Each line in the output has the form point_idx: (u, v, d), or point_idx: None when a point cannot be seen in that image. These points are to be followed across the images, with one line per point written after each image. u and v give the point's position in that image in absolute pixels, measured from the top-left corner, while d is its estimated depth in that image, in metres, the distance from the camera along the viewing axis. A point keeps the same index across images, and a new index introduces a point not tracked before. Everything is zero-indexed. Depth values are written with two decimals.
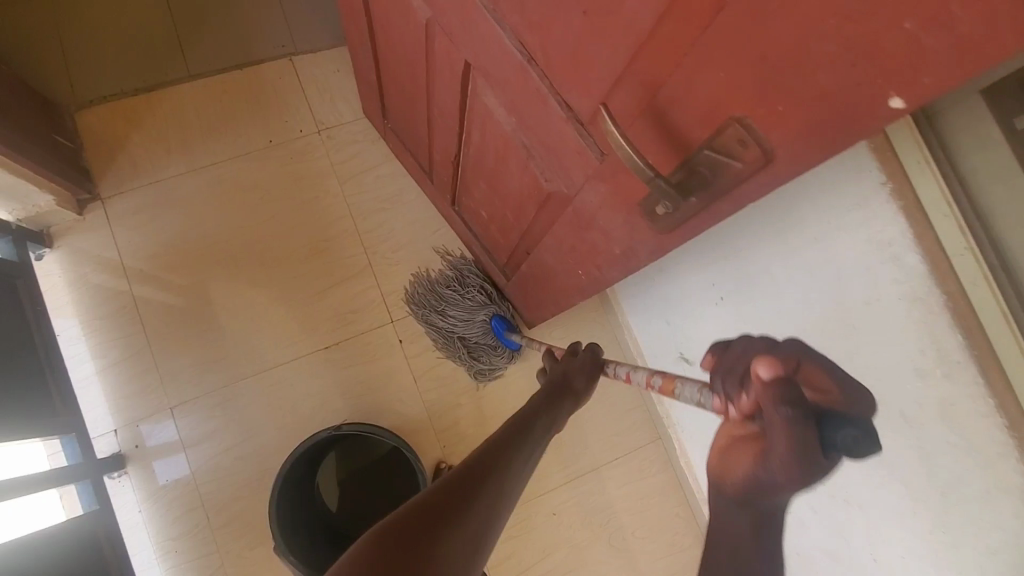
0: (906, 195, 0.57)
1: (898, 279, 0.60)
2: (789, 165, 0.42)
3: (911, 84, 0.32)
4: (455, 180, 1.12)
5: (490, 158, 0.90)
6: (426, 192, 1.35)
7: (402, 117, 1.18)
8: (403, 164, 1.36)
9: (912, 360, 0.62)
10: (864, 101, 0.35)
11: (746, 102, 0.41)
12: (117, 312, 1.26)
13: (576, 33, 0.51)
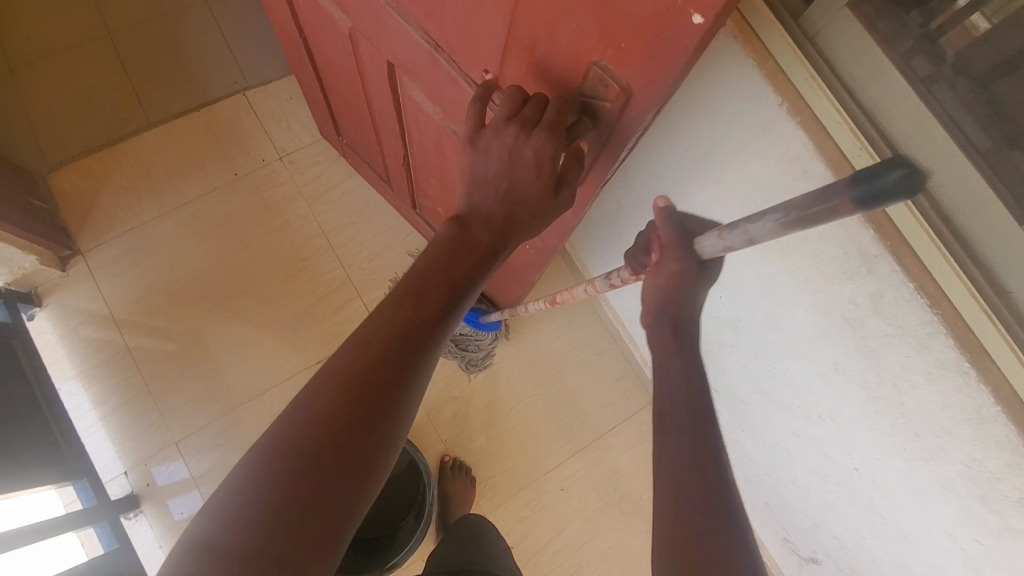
0: (802, 111, 0.61)
1: (813, 189, 0.64)
2: (644, 96, 0.51)
3: (702, 0, 0.39)
4: (409, 183, 1.18)
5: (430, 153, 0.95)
6: (390, 202, 1.40)
7: (351, 131, 1.24)
8: (364, 177, 1.41)
9: (840, 263, 0.66)
10: (675, 22, 0.42)
11: (598, 47, 0.49)
12: (112, 358, 1.30)
13: (463, 13, 0.58)
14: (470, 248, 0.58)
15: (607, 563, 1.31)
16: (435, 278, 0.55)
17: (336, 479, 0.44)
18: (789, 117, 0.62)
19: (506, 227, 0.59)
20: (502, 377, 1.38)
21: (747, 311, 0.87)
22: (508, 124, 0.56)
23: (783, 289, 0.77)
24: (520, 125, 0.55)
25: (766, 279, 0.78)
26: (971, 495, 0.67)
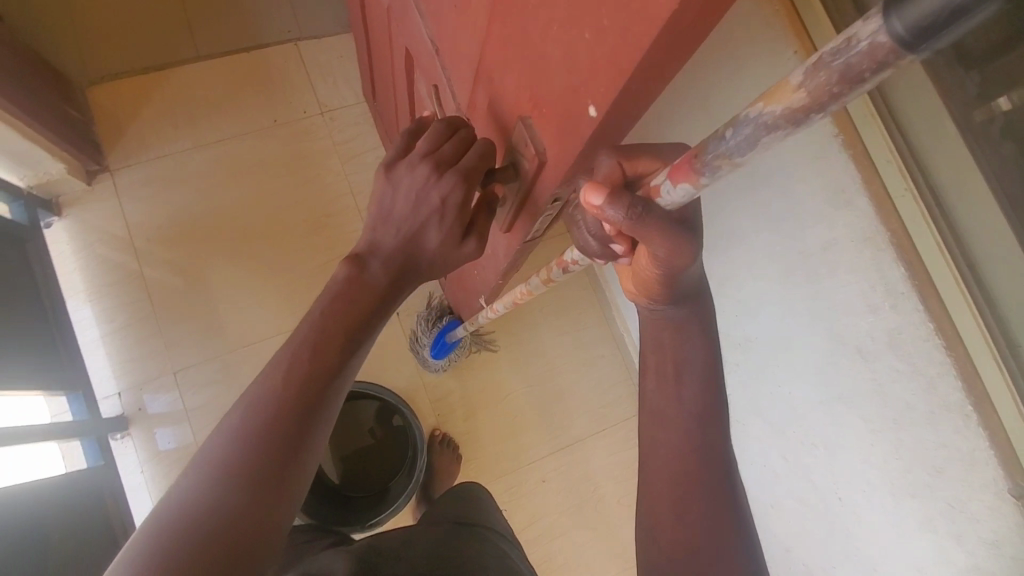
0: (855, 145, 0.64)
1: (852, 222, 0.67)
2: (555, 162, 0.54)
3: (599, 95, 0.42)
4: None
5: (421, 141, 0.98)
6: None
7: (383, 103, 1.27)
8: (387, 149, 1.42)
9: (865, 295, 0.69)
10: (580, 105, 0.45)
11: (534, 104, 0.52)
12: (123, 279, 1.30)
13: (455, 22, 0.61)
14: (372, 285, 0.57)
15: (575, 559, 1.33)
16: (339, 321, 0.54)
17: (235, 539, 0.45)
18: (842, 149, 0.65)
19: (404, 263, 0.59)
20: (502, 362, 1.40)
21: (761, 332, 0.90)
22: (424, 160, 0.59)
23: (802, 315, 0.80)
24: (433, 164, 0.58)
25: (788, 303, 0.82)
26: (949, 537, 0.70)
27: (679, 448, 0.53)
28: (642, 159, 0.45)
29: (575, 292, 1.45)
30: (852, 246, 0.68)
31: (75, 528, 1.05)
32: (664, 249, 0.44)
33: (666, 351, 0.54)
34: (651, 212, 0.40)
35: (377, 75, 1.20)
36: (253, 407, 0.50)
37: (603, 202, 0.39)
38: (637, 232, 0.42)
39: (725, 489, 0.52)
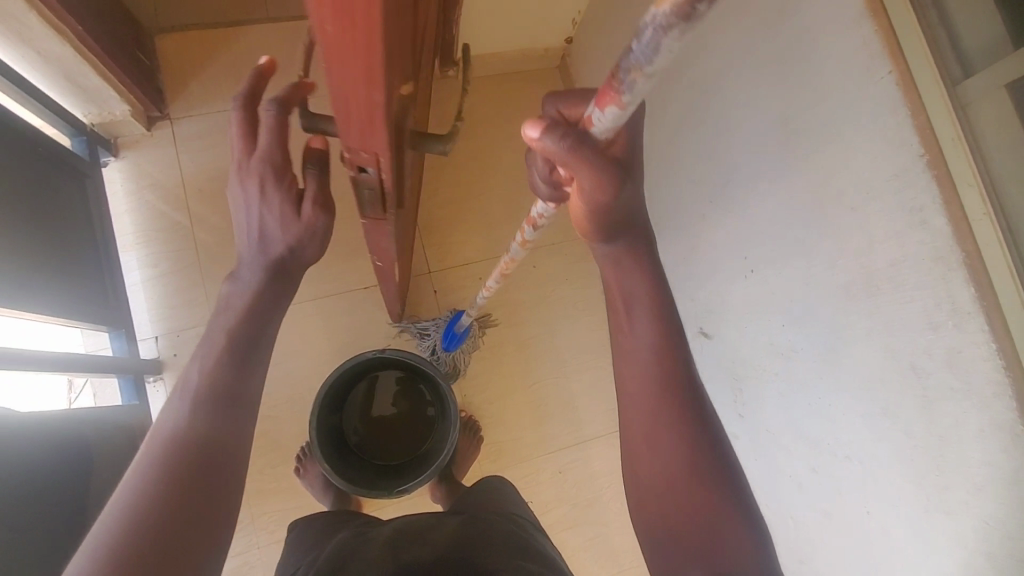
0: (939, 167, 0.67)
1: (925, 240, 0.70)
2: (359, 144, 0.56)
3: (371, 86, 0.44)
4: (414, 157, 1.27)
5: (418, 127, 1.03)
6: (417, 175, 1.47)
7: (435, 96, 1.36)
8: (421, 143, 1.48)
9: (928, 312, 0.72)
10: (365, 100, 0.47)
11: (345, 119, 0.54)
12: (172, 226, 1.32)
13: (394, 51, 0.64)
14: (246, 297, 0.66)
15: (583, 553, 1.35)
16: (249, 321, 0.65)
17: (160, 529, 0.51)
18: (925, 170, 0.68)
19: (269, 262, 0.67)
20: (531, 351, 1.43)
21: (807, 343, 0.93)
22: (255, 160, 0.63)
23: (855, 328, 0.83)
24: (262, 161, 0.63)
25: (843, 315, 0.85)
26: (982, 554, 0.72)
27: (640, 389, 0.57)
28: (582, 105, 0.49)
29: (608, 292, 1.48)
30: (921, 264, 0.71)
31: (118, 465, 1.05)
32: (594, 186, 0.47)
33: (616, 285, 0.58)
34: (584, 147, 0.44)
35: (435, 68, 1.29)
36: (167, 421, 0.59)
37: (539, 134, 0.44)
38: (569, 164, 0.45)
39: (690, 415, 0.56)
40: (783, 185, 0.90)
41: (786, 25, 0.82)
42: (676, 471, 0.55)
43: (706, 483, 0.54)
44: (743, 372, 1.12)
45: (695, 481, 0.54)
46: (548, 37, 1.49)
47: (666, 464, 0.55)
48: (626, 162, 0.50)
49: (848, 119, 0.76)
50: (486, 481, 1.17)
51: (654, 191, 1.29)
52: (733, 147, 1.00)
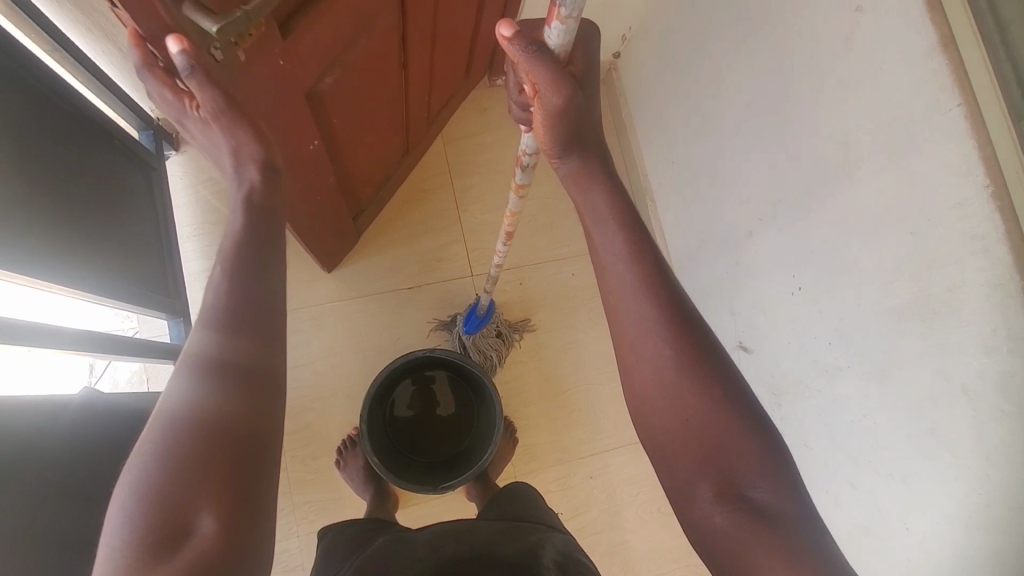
0: (1003, 198, 0.69)
1: (986, 267, 0.72)
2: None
3: None
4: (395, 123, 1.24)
5: (371, 82, 1.02)
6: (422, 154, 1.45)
7: (449, 79, 1.36)
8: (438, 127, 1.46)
9: (985, 338, 0.74)
10: None
11: None
12: (227, 219, 1.36)
13: None
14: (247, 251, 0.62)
15: (612, 557, 1.38)
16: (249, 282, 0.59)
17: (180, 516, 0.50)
18: (988, 201, 0.70)
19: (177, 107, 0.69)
20: (568, 357, 1.46)
21: (856, 361, 0.95)
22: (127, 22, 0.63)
23: (908, 348, 0.86)
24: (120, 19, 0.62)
25: (896, 336, 0.87)
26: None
27: (630, 315, 0.61)
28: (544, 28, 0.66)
29: None
30: (981, 291, 0.74)
31: None
32: (550, 89, 0.58)
33: (582, 200, 0.66)
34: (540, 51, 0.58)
35: (456, 54, 1.28)
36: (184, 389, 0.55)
37: (510, 33, 0.56)
38: (528, 67, 0.58)
39: (672, 314, 0.60)
40: (840, 207, 0.93)
41: (852, 54, 0.85)
42: (670, 380, 0.59)
43: (701, 390, 0.59)
44: (784, 386, 1.14)
45: (690, 386, 0.59)
46: None
47: (658, 374, 0.60)
48: (578, 77, 0.64)
49: (912, 149, 0.79)
50: (514, 490, 1.14)
51: (699, 205, 1.32)
52: (788, 167, 1.02)
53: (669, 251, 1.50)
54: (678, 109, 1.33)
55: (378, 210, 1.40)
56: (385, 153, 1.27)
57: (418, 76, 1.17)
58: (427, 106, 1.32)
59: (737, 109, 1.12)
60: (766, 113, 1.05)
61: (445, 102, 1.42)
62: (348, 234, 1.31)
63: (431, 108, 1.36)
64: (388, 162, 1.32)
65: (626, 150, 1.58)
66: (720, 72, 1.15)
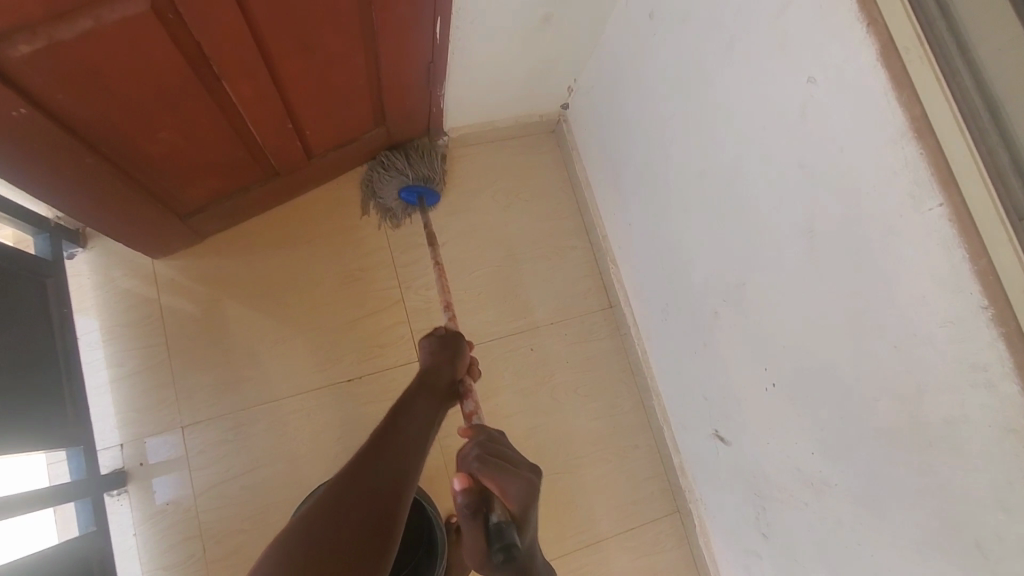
0: (1008, 322, 0.54)
1: (991, 404, 0.57)
2: None
3: None
4: (239, 137, 1.08)
5: (141, 78, 0.85)
6: (313, 175, 1.29)
7: (342, 119, 1.19)
8: (344, 158, 1.31)
9: (999, 489, 0.59)
10: None
11: None
12: (142, 320, 1.23)
13: None
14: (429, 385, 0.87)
15: None
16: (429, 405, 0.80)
17: None
18: (988, 325, 0.56)
19: None
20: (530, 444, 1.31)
21: (844, 483, 0.80)
22: None
23: (902, 482, 0.70)
24: None
25: (886, 464, 0.72)
26: None
27: None
28: None
29: (613, 375, 1.37)
30: (986, 432, 0.58)
31: None
32: None
33: None
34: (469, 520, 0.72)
35: (338, 91, 1.11)
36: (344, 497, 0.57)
37: None
38: None
39: None
40: (810, 303, 0.78)
41: (809, 129, 0.72)
42: None
43: None
44: (764, 491, 0.98)
45: None
46: (543, 105, 1.41)
47: None
48: None
49: (888, 247, 0.64)
50: None
51: (659, 275, 1.18)
52: (749, 248, 0.88)
53: (635, 319, 1.35)
54: (628, 169, 1.20)
55: (223, 219, 1.25)
56: (222, 167, 1.12)
57: (259, 95, 1.00)
58: (297, 138, 1.15)
59: (689, 177, 0.99)
60: (721, 186, 0.91)
61: (342, 142, 1.26)
62: (170, 232, 1.17)
63: (308, 139, 1.19)
64: (234, 178, 1.17)
65: (583, 207, 1.45)
66: (667, 135, 1.02)
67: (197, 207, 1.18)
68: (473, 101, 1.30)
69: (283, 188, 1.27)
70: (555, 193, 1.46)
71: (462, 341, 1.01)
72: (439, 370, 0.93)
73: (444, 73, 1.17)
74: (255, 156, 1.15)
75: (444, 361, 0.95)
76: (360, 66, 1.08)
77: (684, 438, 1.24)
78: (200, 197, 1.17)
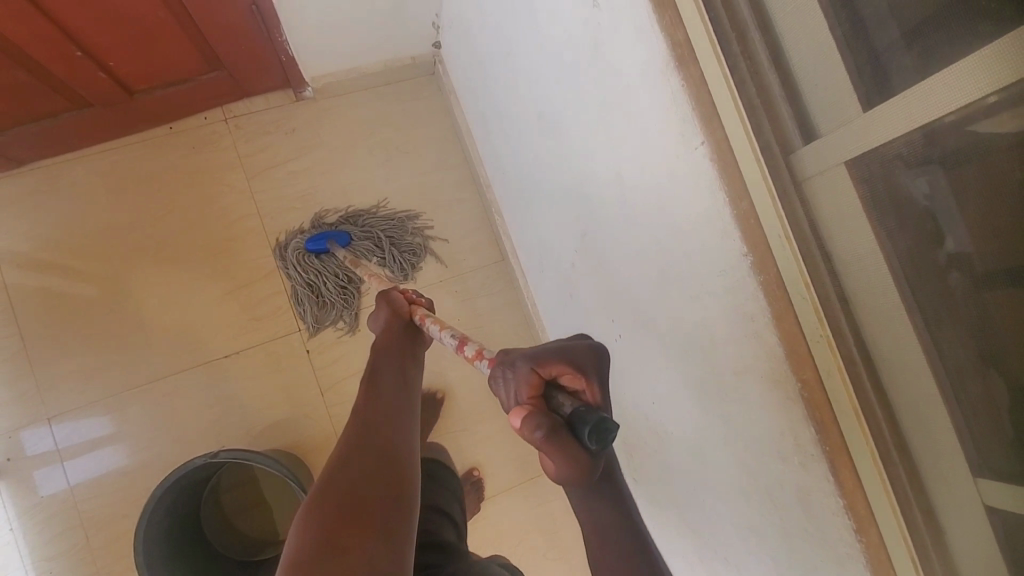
0: (767, 268, 0.51)
1: (761, 356, 0.54)
2: None
3: None
4: (18, 64, 0.94)
5: None
6: (152, 113, 1.19)
7: (156, 56, 1.05)
8: (190, 100, 1.20)
9: (776, 441, 0.57)
10: None
11: None
12: None
13: None
14: (397, 331, 0.89)
15: None
16: (391, 373, 0.80)
17: (355, 531, 0.53)
18: (750, 274, 0.53)
19: None
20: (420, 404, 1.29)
21: (676, 431, 0.78)
22: None
23: (712, 431, 0.68)
24: None
25: (700, 416, 0.70)
26: None
27: None
28: None
29: (507, 329, 1.35)
30: (761, 384, 0.56)
31: None
32: None
33: None
34: (549, 443, 0.48)
35: (141, 24, 0.97)
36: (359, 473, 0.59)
37: None
38: None
39: None
40: (629, 250, 0.74)
41: (604, 60, 0.65)
42: None
43: None
44: (626, 440, 0.97)
45: None
46: (413, 45, 1.30)
47: None
48: None
49: (674, 193, 0.60)
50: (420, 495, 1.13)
51: (528, 225, 1.12)
52: (580, 194, 0.83)
53: (522, 271, 1.31)
54: (488, 114, 1.11)
55: (34, 143, 1.14)
56: (6, 92, 0.99)
57: (24, 21, 0.86)
58: (99, 70, 1.02)
59: (527, 121, 0.92)
60: (549, 131, 0.85)
61: (168, 79, 1.13)
62: None
63: (119, 74, 1.06)
64: (31, 106, 1.04)
65: (469, 156, 1.37)
66: (507, 70, 0.93)
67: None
68: (329, 48, 1.19)
69: (104, 120, 1.15)
70: (438, 142, 1.37)
71: (391, 292, 0.95)
72: (400, 328, 0.90)
73: (276, 18, 1.06)
74: (56, 89, 1.03)
75: (397, 322, 0.90)
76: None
77: None
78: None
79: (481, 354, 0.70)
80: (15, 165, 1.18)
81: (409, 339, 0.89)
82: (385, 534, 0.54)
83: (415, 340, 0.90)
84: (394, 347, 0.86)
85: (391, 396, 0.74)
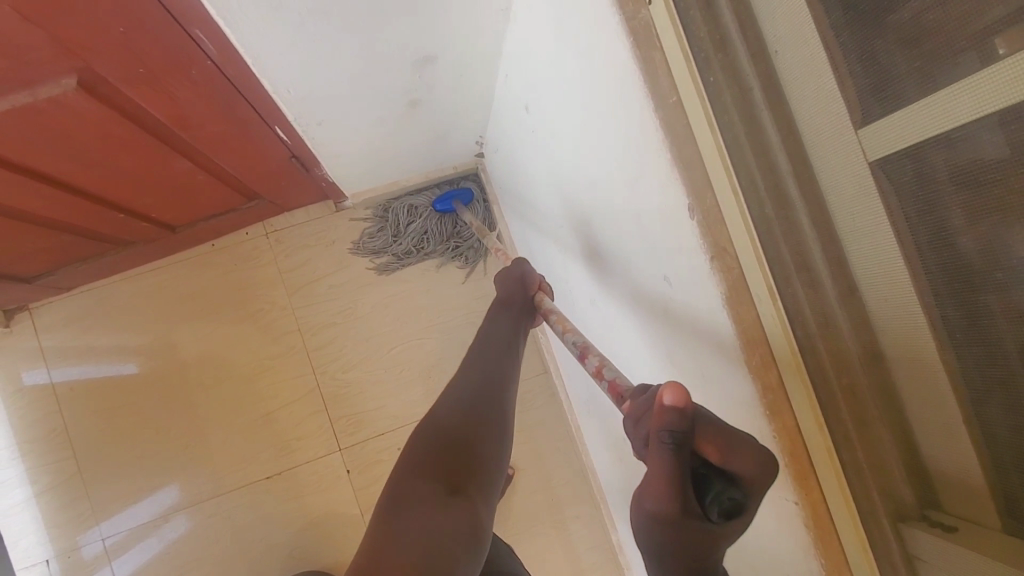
0: None
1: None
2: None
3: None
4: (70, 233, 0.94)
5: None
6: (195, 238, 1.18)
7: (200, 201, 1.02)
8: (235, 224, 1.19)
9: None
10: None
11: None
12: (46, 434, 1.20)
13: None
14: (512, 300, 0.81)
15: None
16: (486, 362, 0.72)
17: (422, 537, 0.50)
18: None
19: None
20: None
21: None
22: None
23: None
24: None
25: None
26: None
27: None
28: None
29: (549, 447, 1.30)
30: None
31: None
32: None
33: None
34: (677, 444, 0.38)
35: (184, 190, 0.95)
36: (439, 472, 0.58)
37: None
38: None
39: None
40: None
41: (671, 324, 0.60)
42: None
43: None
44: None
45: None
46: (456, 157, 1.24)
47: None
48: None
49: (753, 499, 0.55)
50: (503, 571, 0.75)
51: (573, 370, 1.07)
52: None
53: (567, 390, 1.26)
54: (539, 259, 1.03)
55: (81, 276, 1.15)
56: (57, 250, 0.99)
57: (73, 208, 0.86)
58: (144, 222, 1.01)
59: (582, 307, 0.85)
60: (606, 336, 0.78)
61: (212, 214, 1.11)
62: (15, 292, 1.08)
63: (164, 219, 1.05)
64: (80, 254, 1.05)
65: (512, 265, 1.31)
66: (555, 238, 0.88)
67: (48, 270, 1.09)
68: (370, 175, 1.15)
69: (151, 251, 1.15)
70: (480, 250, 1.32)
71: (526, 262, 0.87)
72: (516, 301, 0.81)
73: (321, 169, 1.01)
74: (105, 240, 1.03)
75: (516, 301, 0.81)
76: (195, 172, 0.89)
77: (615, 523, 1.18)
78: (44, 266, 1.05)
79: (601, 372, 0.55)
80: (66, 289, 1.20)
81: (515, 314, 0.80)
82: (456, 489, 0.56)
83: (523, 314, 0.80)
84: (493, 325, 0.80)
85: (501, 358, 0.74)
